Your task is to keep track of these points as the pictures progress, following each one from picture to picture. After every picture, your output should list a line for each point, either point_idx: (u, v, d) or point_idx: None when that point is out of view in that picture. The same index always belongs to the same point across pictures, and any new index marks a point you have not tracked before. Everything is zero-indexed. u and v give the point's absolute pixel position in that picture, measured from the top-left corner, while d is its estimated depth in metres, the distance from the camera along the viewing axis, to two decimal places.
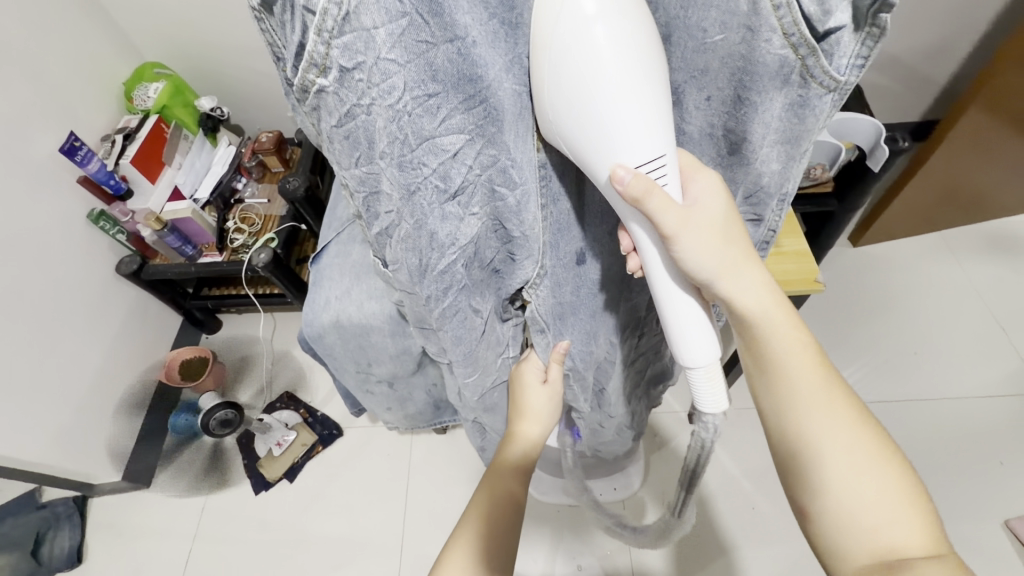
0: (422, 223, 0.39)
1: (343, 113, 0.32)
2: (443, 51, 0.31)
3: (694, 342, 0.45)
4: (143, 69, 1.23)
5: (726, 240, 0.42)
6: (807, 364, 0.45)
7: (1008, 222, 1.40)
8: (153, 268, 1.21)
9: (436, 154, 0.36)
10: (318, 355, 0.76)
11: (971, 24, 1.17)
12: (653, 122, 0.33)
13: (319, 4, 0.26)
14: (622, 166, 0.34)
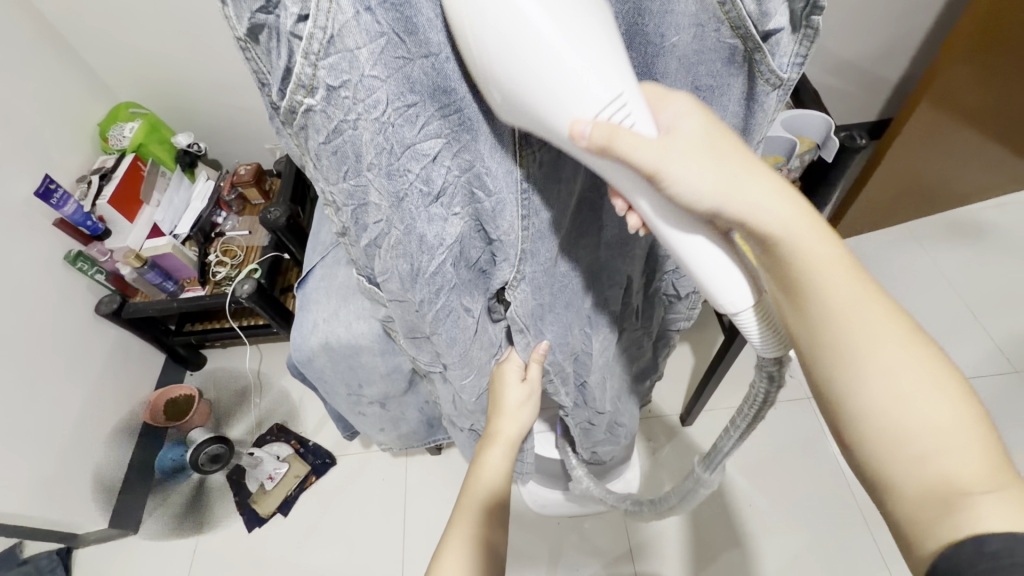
0: (411, 228, 0.38)
1: (330, 131, 0.32)
2: (420, 66, 0.31)
3: (727, 285, 0.41)
4: (117, 110, 1.24)
5: (723, 158, 0.36)
6: (841, 272, 0.37)
7: (967, 209, 1.47)
8: (133, 306, 1.19)
9: (418, 161, 0.35)
10: (308, 380, 0.76)
11: (912, 29, 1.25)
12: (597, 65, 0.29)
13: (307, 31, 0.27)
14: (580, 119, 0.30)
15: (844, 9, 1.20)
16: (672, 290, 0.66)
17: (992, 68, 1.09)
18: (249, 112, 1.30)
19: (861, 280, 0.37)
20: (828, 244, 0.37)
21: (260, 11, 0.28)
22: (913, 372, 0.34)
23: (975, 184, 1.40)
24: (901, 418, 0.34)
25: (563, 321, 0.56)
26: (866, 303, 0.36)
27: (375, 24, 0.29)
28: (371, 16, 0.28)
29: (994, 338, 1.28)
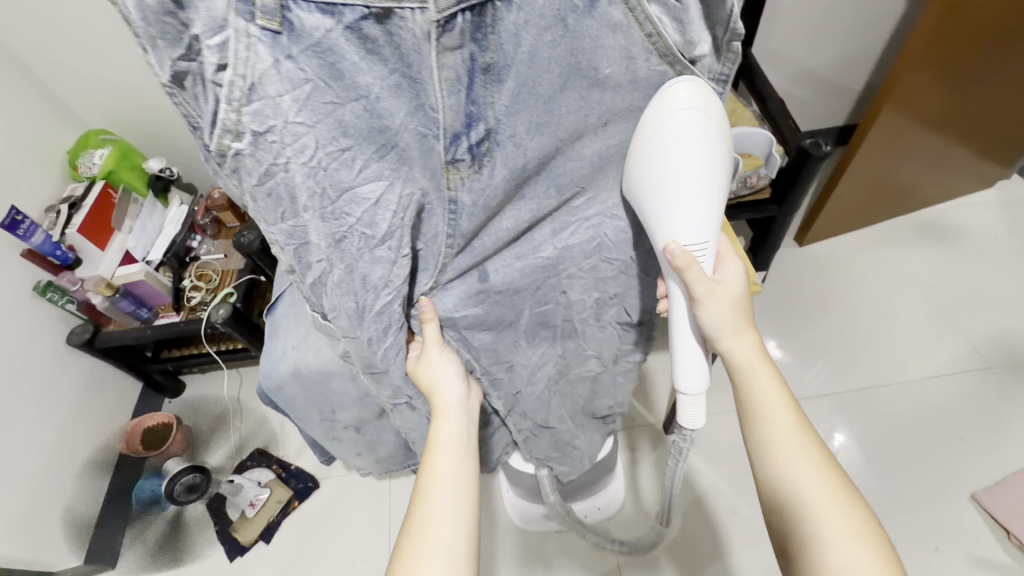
0: (351, 267, 0.45)
1: (262, 173, 0.39)
2: (349, 108, 0.38)
3: (691, 373, 0.57)
4: (87, 136, 1.22)
5: (735, 301, 0.55)
6: (778, 406, 0.54)
7: (934, 210, 1.50)
8: (107, 335, 1.17)
9: (359, 204, 0.42)
10: (279, 407, 0.75)
11: (871, 38, 1.29)
12: (704, 214, 0.49)
13: (227, 78, 0.34)
14: (675, 242, 0.50)
15: (806, 20, 1.24)
16: (624, 317, 0.68)
17: (950, 74, 1.12)
18: None
19: (791, 415, 0.53)
20: (767, 386, 0.54)
21: (181, 60, 0.33)
22: (824, 490, 0.50)
23: (941, 186, 1.44)
24: (820, 531, 0.48)
25: (498, 330, 0.62)
26: (791, 433, 0.52)
27: (298, 70, 0.35)
28: (292, 63, 0.35)
29: (967, 336, 1.30)
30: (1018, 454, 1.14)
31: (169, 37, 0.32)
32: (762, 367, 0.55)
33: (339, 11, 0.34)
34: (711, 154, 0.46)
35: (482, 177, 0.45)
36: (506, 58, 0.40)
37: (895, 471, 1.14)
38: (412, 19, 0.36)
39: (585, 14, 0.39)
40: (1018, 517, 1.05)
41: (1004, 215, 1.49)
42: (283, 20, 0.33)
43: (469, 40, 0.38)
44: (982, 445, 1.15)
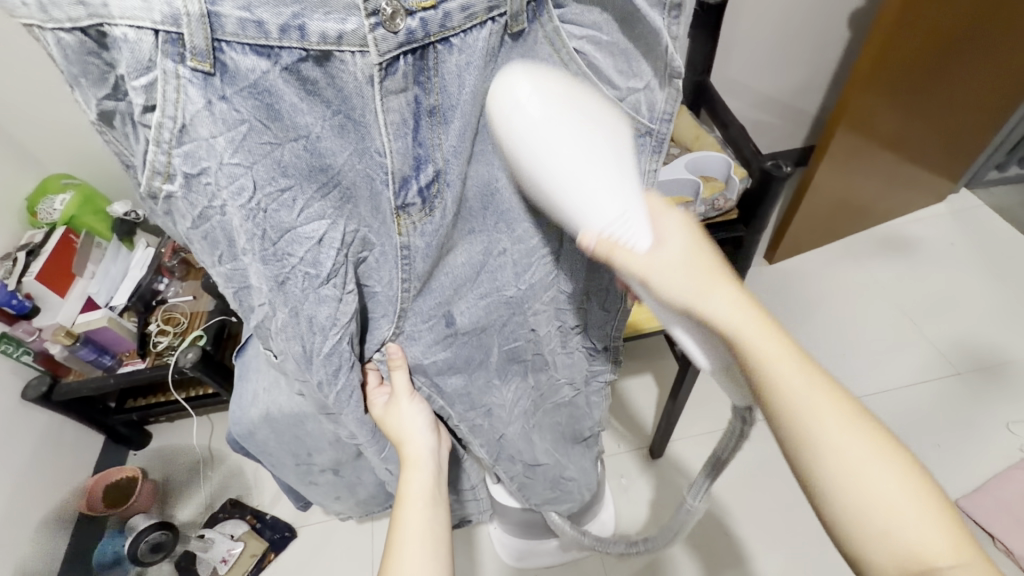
0: (297, 310, 0.42)
1: (195, 216, 0.36)
2: (289, 149, 0.36)
3: (700, 352, 0.45)
4: (48, 182, 1.18)
5: (702, 269, 0.41)
6: (801, 376, 0.41)
7: (893, 223, 1.57)
8: (66, 387, 1.12)
9: (302, 244, 0.39)
10: (251, 454, 0.72)
11: (820, 66, 1.37)
12: (606, 190, 0.37)
13: (154, 120, 0.31)
14: (589, 232, 0.38)
15: (760, 49, 1.31)
16: (590, 343, 0.68)
17: (901, 92, 1.19)
18: None
19: (815, 385, 0.41)
20: (781, 358, 0.41)
21: (106, 98, 0.32)
22: (877, 468, 0.39)
23: (896, 202, 1.51)
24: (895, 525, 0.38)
25: (467, 371, 0.61)
26: (824, 402, 0.41)
27: (233, 112, 0.33)
28: (226, 105, 0.32)
29: (934, 343, 1.34)
30: (994, 457, 1.17)
31: (93, 76, 0.31)
32: (765, 335, 0.41)
33: (276, 52, 0.32)
34: (582, 123, 0.36)
35: (433, 221, 0.43)
36: (452, 100, 0.39)
37: None
38: (353, 61, 0.34)
39: (514, 48, 0.40)
40: (1000, 521, 1.06)
41: (958, 225, 1.56)
42: (215, 62, 0.31)
43: (414, 82, 0.37)
44: (959, 450, 1.18)
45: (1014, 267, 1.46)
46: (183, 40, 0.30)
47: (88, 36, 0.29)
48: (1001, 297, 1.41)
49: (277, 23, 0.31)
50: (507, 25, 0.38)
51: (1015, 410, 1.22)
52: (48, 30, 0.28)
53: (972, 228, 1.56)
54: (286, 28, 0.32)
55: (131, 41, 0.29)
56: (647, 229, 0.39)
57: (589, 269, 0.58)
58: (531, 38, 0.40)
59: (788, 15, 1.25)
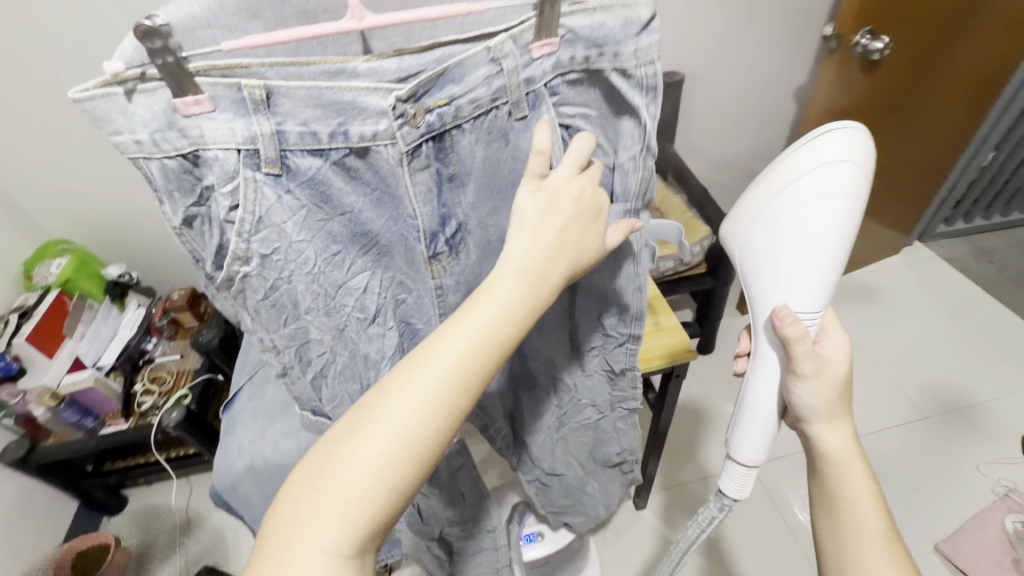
0: (353, 350, 0.48)
1: (267, 288, 0.42)
2: (338, 222, 0.43)
3: (751, 444, 0.56)
4: (47, 247, 1.20)
5: (839, 395, 0.51)
6: (871, 507, 0.51)
7: (855, 274, 1.67)
8: (44, 450, 1.11)
9: (352, 294, 0.46)
10: (232, 509, 0.73)
11: (773, 135, 1.52)
12: (827, 274, 0.48)
13: (238, 216, 0.38)
14: (787, 302, 0.49)
15: (717, 119, 1.44)
16: (608, 366, 0.68)
17: None
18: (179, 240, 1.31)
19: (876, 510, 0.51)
20: (860, 486, 0.51)
21: (194, 205, 0.39)
22: None
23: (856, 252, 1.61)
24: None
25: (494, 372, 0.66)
26: (880, 540, 0.50)
27: (295, 200, 0.40)
28: (291, 196, 0.40)
29: (904, 389, 1.39)
30: (970, 500, 1.19)
31: (185, 188, 0.38)
32: (853, 458, 0.52)
33: (326, 151, 0.39)
34: (847, 216, 0.45)
35: (460, 263, 0.48)
36: (467, 167, 0.44)
37: None
38: (386, 151, 0.40)
39: (523, 130, 0.44)
40: (980, 563, 1.08)
41: (913, 276, 1.67)
42: (282, 164, 0.38)
43: (434, 158, 0.42)
44: (936, 493, 1.20)
45: (970, 314, 1.55)
46: (258, 153, 0.37)
47: (186, 160, 0.37)
48: (961, 342, 1.48)
49: (328, 131, 0.38)
50: (510, 112, 0.42)
51: (985, 451, 1.26)
52: (155, 159, 0.36)
53: (927, 277, 1.66)
54: (333, 134, 0.38)
55: (221, 159, 0.36)
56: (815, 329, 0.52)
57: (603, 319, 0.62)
58: (531, 121, 0.44)
59: (739, 91, 1.40)
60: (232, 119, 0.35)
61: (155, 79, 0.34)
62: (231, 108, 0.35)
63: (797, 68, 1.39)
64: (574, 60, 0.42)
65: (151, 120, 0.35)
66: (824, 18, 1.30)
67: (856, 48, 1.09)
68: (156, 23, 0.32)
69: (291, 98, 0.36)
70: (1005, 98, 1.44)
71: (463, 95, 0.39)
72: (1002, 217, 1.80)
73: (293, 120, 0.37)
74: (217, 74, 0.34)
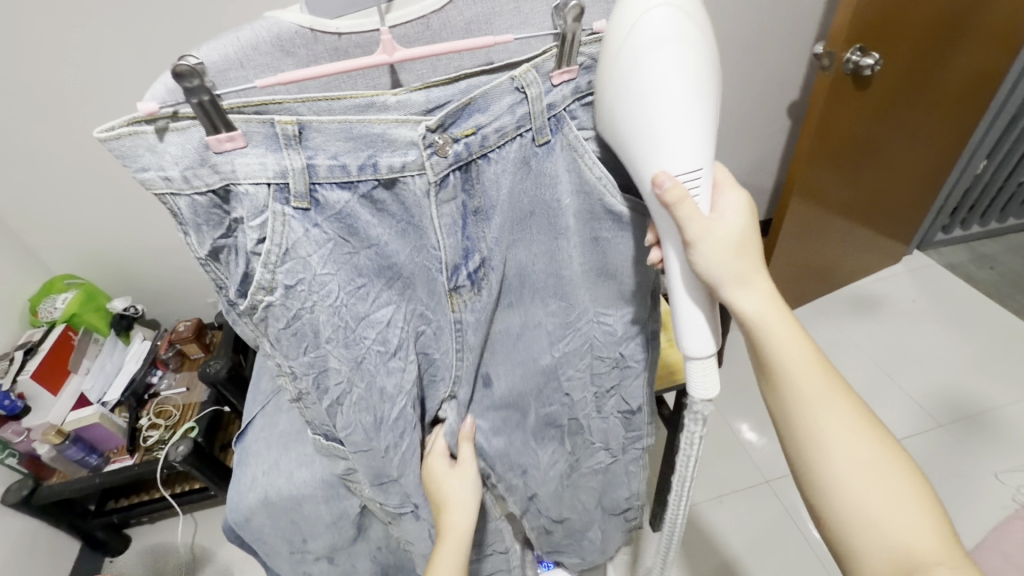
0: (371, 382, 0.47)
1: (289, 317, 0.41)
2: (363, 255, 0.43)
3: (693, 335, 0.46)
4: (53, 282, 1.20)
5: (743, 255, 0.45)
6: (809, 367, 0.47)
7: (858, 285, 1.68)
8: (47, 489, 1.09)
9: (373, 327, 0.45)
10: (245, 543, 0.71)
11: (770, 150, 1.55)
12: (693, 133, 0.39)
13: (265, 248, 0.38)
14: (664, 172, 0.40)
15: None
16: (624, 406, 0.66)
17: (846, 168, 1.34)
18: (187, 271, 1.32)
19: (818, 366, 0.48)
20: (795, 349, 0.47)
21: (222, 237, 0.39)
22: (865, 454, 0.46)
23: (858, 263, 1.62)
24: (863, 489, 0.45)
25: (505, 432, 0.65)
26: (823, 397, 0.47)
27: (322, 233, 0.40)
28: (318, 229, 0.40)
29: (917, 400, 1.37)
30: (992, 509, 1.17)
31: (213, 222, 0.38)
32: (779, 313, 0.47)
33: (355, 184, 0.40)
34: (695, 60, 0.37)
35: (482, 297, 0.49)
36: (491, 203, 0.45)
37: None
38: (413, 182, 0.41)
39: (544, 157, 0.44)
40: None
41: (916, 284, 1.67)
42: (311, 198, 0.39)
43: (459, 192, 0.43)
44: (955, 503, 1.18)
45: (977, 321, 1.55)
46: (288, 186, 0.37)
47: (216, 196, 0.37)
48: (968, 350, 1.48)
49: (357, 163, 0.39)
50: (533, 138, 0.43)
51: (1004, 460, 1.24)
52: (185, 194, 0.36)
53: (930, 286, 1.66)
54: (363, 166, 0.39)
55: (251, 194, 0.37)
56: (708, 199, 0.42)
57: (620, 336, 0.59)
58: (554, 146, 0.44)
59: (734, 109, 1.43)
60: (264, 154, 0.36)
61: (188, 117, 0.34)
62: (263, 143, 0.36)
63: (790, 84, 1.42)
64: (591, 85, 0.43)
65: (182, 158, 0.35)
66: (813, 36, 1.34)
67: (846, 66, 1.10)
68: (189, 63, 0.32)
69: (322, 132, 0.37)
70: (995, 109, 1.48)
71: (488, 124, 0.41)
72: (1000, 223, 1.82)
73: (324, 153, 0.38)
74: (250, 111, 0.35)
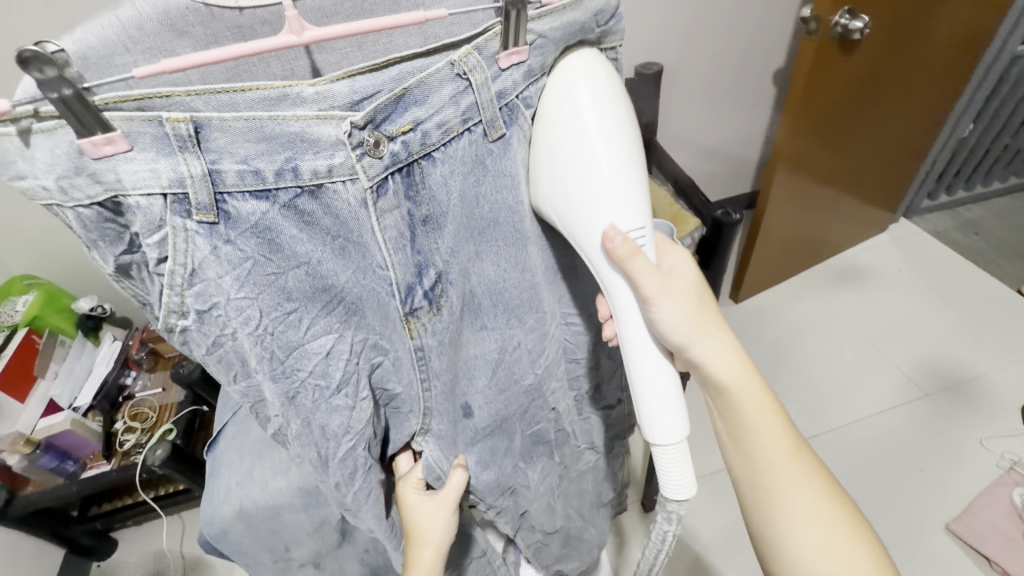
0: (309, 420, 0.42)
1: (210, 343, 0.38)
2: (293, 275, 0.37)
3: (664, 419, 0.44)
4: (9, 284, 1.13)
5: (699, 310, 0.48)
6: (769, 423, 0.50)
7: (842, 255, 1.66)
8: (24, 498, 1.04)
9: (310, 358, 0.40)
10: (224, 554, 0.68)
11: (757, 118, 1.50)
12: (633, 191, 0.41)
13: (167, 269, 0.33)
14: (615, 228, 0.41)
15: (697, 109, 1.42)
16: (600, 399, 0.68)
17: (832, 137, 1.30)
18: None
19: (789, 443, 0.50)
20: (758, 409, 0.50)
21: (124, 254, 0.34)
22: (820, 510, 0.49)
23: (844, 233, 1.61)
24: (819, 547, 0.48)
25: (496, 463, 0.59)
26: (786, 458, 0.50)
27: (237, 252, 0.35)
28: (231, 247, 0.34)
29: (903, 369, 1.38)
30: (976, 477, 1.19)
31: (109, 238, 0.33)
32: (749, 388, 0.50)
33: (273, 192, 0.35)
34: (617, 121, 0.40)
35: (443, 318, 0.44)
36: (442, 208, 0.41)
37: (872, 508, 1.15)
38: (344, 189, 0.36)
39: (501, 154, 0.42)
40: (993, 542, 1.08)
41: (901, 252, 1.67)
42: (219, 211, 0.33)
43: (404, 199, 0.39)
44: (941, 470, 1.20)
45: (961, 287, 1.56)
46: (189, 199, 0.32)
47: (104, 208, 0.32)
48: (952, 318, 1.48)
49: (273, 168, 0.34)
50: (485, 132, 0.40)
51: (987, 425, 1.26)
52: (68, 207, 0.31)
53: (914, 253, 1.66)
54: (280, 171, 0.34)
55: (144, 207, 0.32)
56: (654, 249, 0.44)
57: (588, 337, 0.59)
58: (510, 140, 0.42)
59: (720, 77, 1.38)
60: (154, 159, 0.31)
61: (52, 117, 0.29)
62: (153, 146, 0.30)
63: (776, 49, 1.37)
64: (544, 66, 0.41)
65: (55, 165, 0.30)
66: None
67: (835, 29, 1.05)
68: (48, 51, 0.27)
69: (227, 131, 0.32)
70: (982, 71, 1.45)
71: (428, 119, 0.37)
72: (984, 187, 1.81)
73: (231, 157, 0.32)
74: (132, 107, 0.30)
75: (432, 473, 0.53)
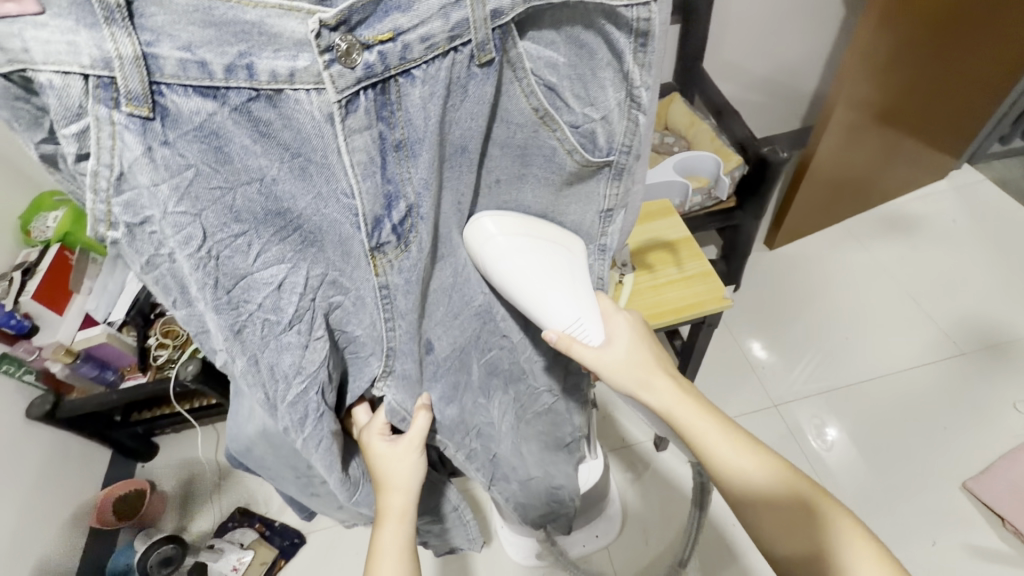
0: (256, 358, 0.38)
1: (145, 262, 0.34)
2: (242, 193, 0.33)
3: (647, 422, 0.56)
4: (41, 199, 1.15)
5: (634, 361, 0.53)
6: (711, 425, 0.51)
7: (892, 202, 1.55)
8: (70, 404, 1.12)
9: (259, 290, 0.36)
10: (250, 468, 0.72)
11: (819, 45, 1.34)
12: (562, 300, 0.48)
13: (89, 167, 0.29)
14: (552, 330, 0.49)
15: (750, 31, 1.27)
16: None
17: (903, 68, 1.15)
18: None
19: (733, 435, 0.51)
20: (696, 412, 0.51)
21: (44, 142, 0.31)
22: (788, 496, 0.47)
23: (897, 180, 1.48)
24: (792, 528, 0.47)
25: (458, 399, 0.57)
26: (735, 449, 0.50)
27: (177, 157, 0.30)
28: (170, 150, 0.30)
29: (937, 323, 1.33)
30: (1002, 438, 1.16)
31: (25, 121, 0.30)
32: (683, 401, 0.52)
33: (223, 92, 0.30)
34: (537, 259, 0.48)
35: (411, 256, 0.40)
36: (419, 133, 0.35)
37: (888, 462, 1.15)
38: (307, 99, 0.32)
39: (485, 81, 0.36)
40: (1009, 502, 1.06)
41: (957, 201, 1.54)
42: (154, 105, 0.28)
43: (376, 118, 0.33)
44: (964, 430, 1.17)
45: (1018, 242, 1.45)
46: (117, 83, 0.27)
47: (12, 82, 0.27)
48: (1004, 273, 1.39)
49: (223, 64, 0.29)
50: (472, 54, 0.34)
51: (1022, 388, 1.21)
52: None
53: (972, 203, 1.53)
54: (231, 68, 0.29)
55: (59, 87, 0.27)
56: (592, 330, 0.50)
57: None
58: (497, 67, 0.36)
59: None
60: (73, 29, 0.26)
61: None
62: (71, 11, 0.26)
63: None
64: None
65: None
66: None
67: None
68: None
69: (166, 8, 0.27)
70: None
71: (411, 29, 0.31)
72: None
73: (171, 41, 0.28)
74: None
75: (396, 414, 0.52)
